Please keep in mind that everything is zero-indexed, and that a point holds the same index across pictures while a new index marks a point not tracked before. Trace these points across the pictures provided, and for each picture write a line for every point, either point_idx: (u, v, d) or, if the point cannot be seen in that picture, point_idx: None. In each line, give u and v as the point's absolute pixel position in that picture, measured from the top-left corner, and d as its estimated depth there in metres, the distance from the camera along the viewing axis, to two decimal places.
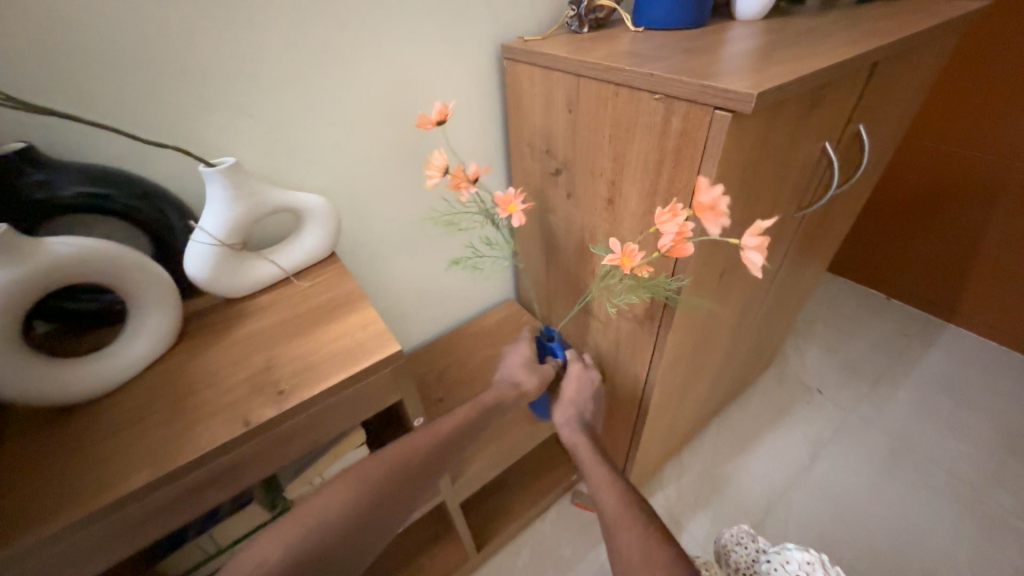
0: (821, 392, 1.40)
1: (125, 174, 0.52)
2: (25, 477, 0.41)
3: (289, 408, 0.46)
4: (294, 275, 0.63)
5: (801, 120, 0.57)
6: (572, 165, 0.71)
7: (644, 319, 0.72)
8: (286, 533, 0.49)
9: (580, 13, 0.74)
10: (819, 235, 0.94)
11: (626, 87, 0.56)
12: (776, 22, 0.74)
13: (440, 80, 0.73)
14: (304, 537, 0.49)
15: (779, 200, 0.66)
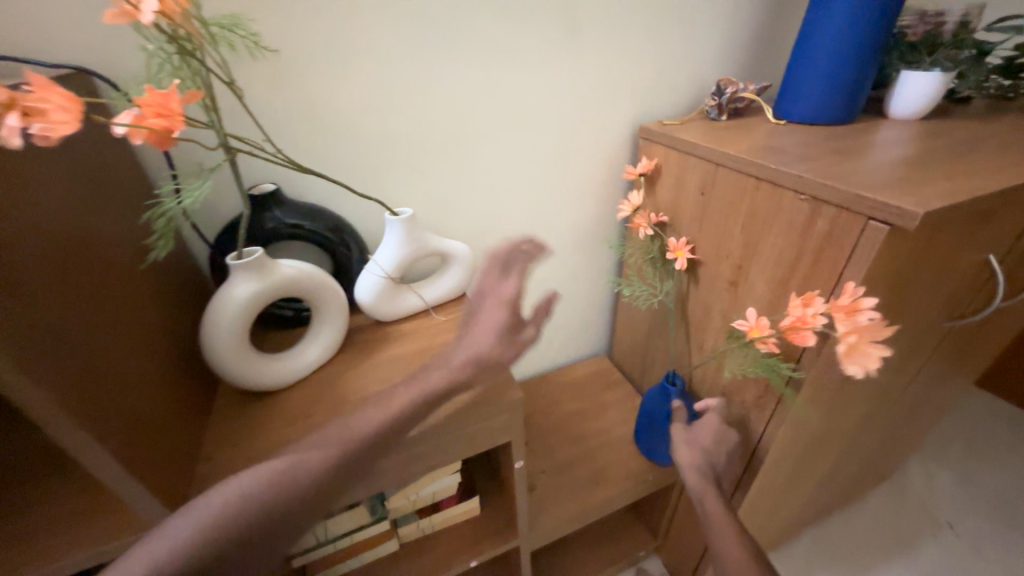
0: (952, 527, 1.19)
1: (330, 213, 0.65)
2: (223, 445, 0.51)
3: (424, 432, 0.52)
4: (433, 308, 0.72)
5: (965, 234, 0.54)
6: (696, 242, 0.73)
7: (754, 407, 0.69)
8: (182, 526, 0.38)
9: (720, 102, 0.78)
10: (969, 348, 0.84)
11: (769, 183, 0.58)
12: (937, 125, 0.71)
13: (579, 153, 0.81)
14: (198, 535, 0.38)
15: (927, 309, 0.62)
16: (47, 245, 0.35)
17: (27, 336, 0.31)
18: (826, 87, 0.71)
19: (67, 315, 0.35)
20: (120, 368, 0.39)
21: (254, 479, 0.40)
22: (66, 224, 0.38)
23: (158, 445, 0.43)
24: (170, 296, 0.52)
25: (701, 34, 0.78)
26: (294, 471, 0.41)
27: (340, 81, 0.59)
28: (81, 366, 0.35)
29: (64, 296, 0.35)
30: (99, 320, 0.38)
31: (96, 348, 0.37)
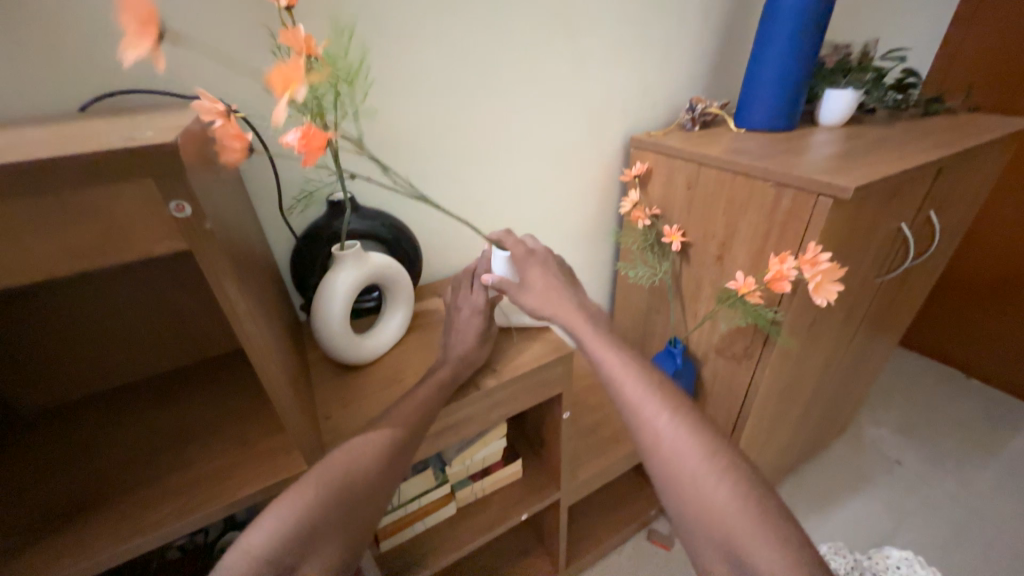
0: (900, 463, 1.41)
1: (391, 218, 0.77)
2: (335, 408, 0.61)
3: (503, 381, 0.64)
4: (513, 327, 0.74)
5: (883, 205, 0.74)
6: (686, 227, 0.90)
7: (744, 355, 0.86)
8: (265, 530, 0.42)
9: (693, 116, 0.96)
10: (895, 303, 1.06)
11: (742, 175, 0.76)
12: (854, 128, 0.93)
13: (582, 160, 0.97)
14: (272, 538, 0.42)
15: (863, 266, 0.81)
16: (233, 229, 0.46)
17: (242, 293, 0.41)
18: (771, 103, 0.92)
19: (248, 282, 0.45)
20: (270, 328, 0.49)
21: (305, 483, 0.46)
22: (232, 215, 0.48)
23: (299, 395, 0.53)
24: (276, 285, 0.61)
25: (673, 64, 0.97)
26: (331, 473, 0.47)
27: (401, 105, 0.72)
28: (261, 323, 0.45)
29: (244, 266, 0.45)
30: (256, 289, 0.48)
31: (261, 309, 0.47)
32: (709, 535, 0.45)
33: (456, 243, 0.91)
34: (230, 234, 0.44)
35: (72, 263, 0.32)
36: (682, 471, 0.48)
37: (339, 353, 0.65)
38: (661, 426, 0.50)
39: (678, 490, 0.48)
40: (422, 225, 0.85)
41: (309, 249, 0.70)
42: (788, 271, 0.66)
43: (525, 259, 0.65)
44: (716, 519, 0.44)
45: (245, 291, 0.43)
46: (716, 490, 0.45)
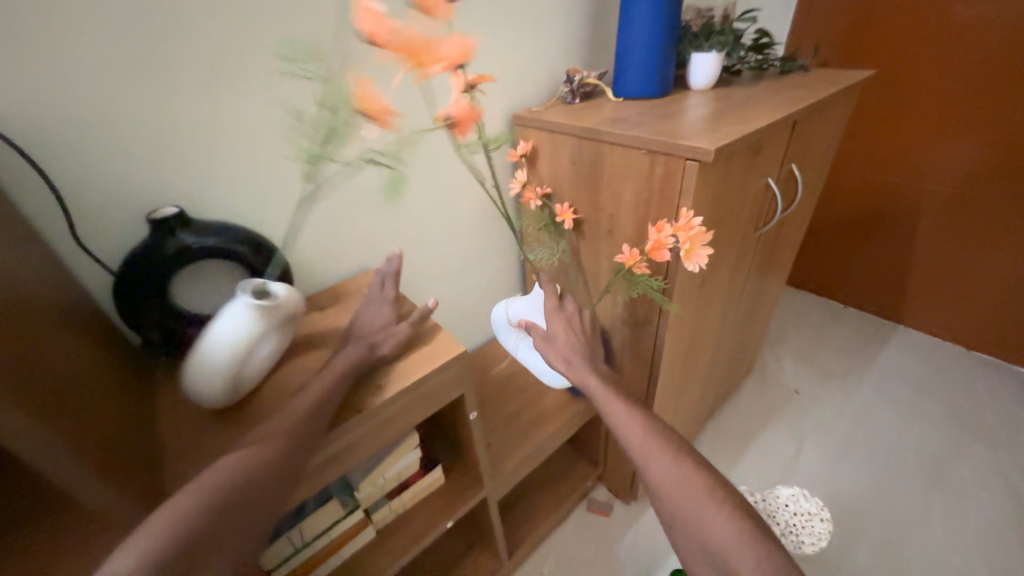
0: (798, 392, 1.57)
1: (240, 229, 0.66)
2: (184, 467, 0.51)
3: (390, 398, 0.58)
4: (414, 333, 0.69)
5: (748, 163, 0.77)
6: (577, 203, 0.88)
7: (645, 324, 0.88)
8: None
9: (572, 88, 0.94)
10: (775, 252, 1.14)
11: (618, 146, 0.75)
12: (721, 90, 0.96)
13: (464, 143, 0.91)
14: None
15: (739, 223, 0.85)
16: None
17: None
18: (644, 70, 0.92)
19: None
20: (51, 389, 0.39)
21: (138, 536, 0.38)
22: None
23: (121, 461, 0.43)
24: (81, 333, 0.50)
25: (545, 34, 0.94)
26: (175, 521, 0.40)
27: (229, 97, 0.62)
28: (21, 387, 0.35)
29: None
30: (12, 345, 0.37)
31: (26, 368, 0.37)
32: (704, 554, 0.49)
33: (334, 248, 0.82)
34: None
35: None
36: (682, 502, 0.52)
37: (204, 393, 0.55)
38: (670, 473, 0.54)
39: (683, 520, 0.51)
40: (288, 232, 0.75)
41: (134, 279, 0.59)
42: (666, 239, 0.66)
43: (552, 311, 0.73)
44: (710, 541, 0.49)
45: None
46: (715, 516, 0.50)
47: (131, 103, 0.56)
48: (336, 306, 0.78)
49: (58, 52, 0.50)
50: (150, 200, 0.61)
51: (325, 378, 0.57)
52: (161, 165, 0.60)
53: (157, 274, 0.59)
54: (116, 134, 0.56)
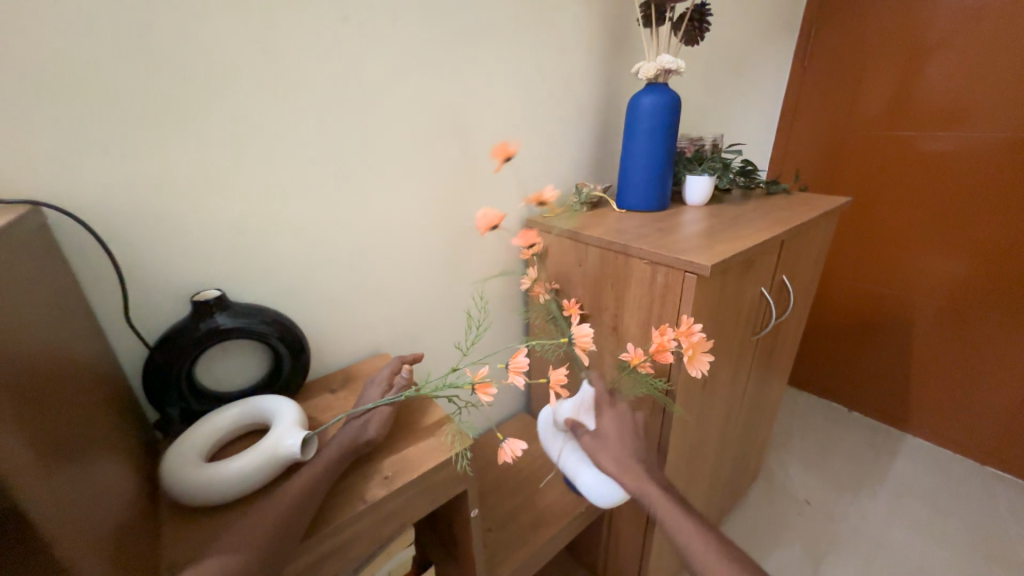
0: (809, 502, 1.50)
1: (270, 311, 0.71)
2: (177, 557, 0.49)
3: (396, 489, 0.58)
4: (418, 422, 0.70)
5: (741, 275, 0.84)
6: (583, 300, 0.94)
7: (648, 422, 0.88)
8: None
9: (580, 198, 1.06)
10: (774, 355, 1.18)
11: (623, 254, 0.83)
12: (714, 207, 1.07)
13: (480, 241, 1.00)
14: None
15: (737, 327, 0.90)
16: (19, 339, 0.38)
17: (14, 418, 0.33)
18: (644, 188, 1.04)
19: (34, 405, 0.37)
20: (75, 463, 0.40)
21: None
22: (24, 321, 0.40)
23: (121, 544, 0.43)
24: (107, 406, 0.52)
25: (558, 153, 1.08)
26: None
27: (281, 198, 0.71)
28: (54, 457, 0.37)
29: (29, 385, 0.37)
30: (53, 414, 0.40)
31: (59, 439, 0.39)
32: None
33: (353, 331, 0.86)
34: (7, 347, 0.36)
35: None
36: None
37: (210, 491, 0.53)
38: None
39: None
40: (313, 315, 0.80)
41: (169, 355, 0.62)
42: (670, 342, 0.70)
43: (605, 412, 0.77)
44: None
45: (26, 418, 0.35)
46: None
47: (199, 200, 0.64)
48: (347, 388, 0.80)
49: (150, 158, 0.59)
50: (195, 283, 0.67)
51: (337, 461, 0.57)
52: (212, 252, 0.67)
53: (186, 354, 0.63)
54: (181, 225, 0.63)
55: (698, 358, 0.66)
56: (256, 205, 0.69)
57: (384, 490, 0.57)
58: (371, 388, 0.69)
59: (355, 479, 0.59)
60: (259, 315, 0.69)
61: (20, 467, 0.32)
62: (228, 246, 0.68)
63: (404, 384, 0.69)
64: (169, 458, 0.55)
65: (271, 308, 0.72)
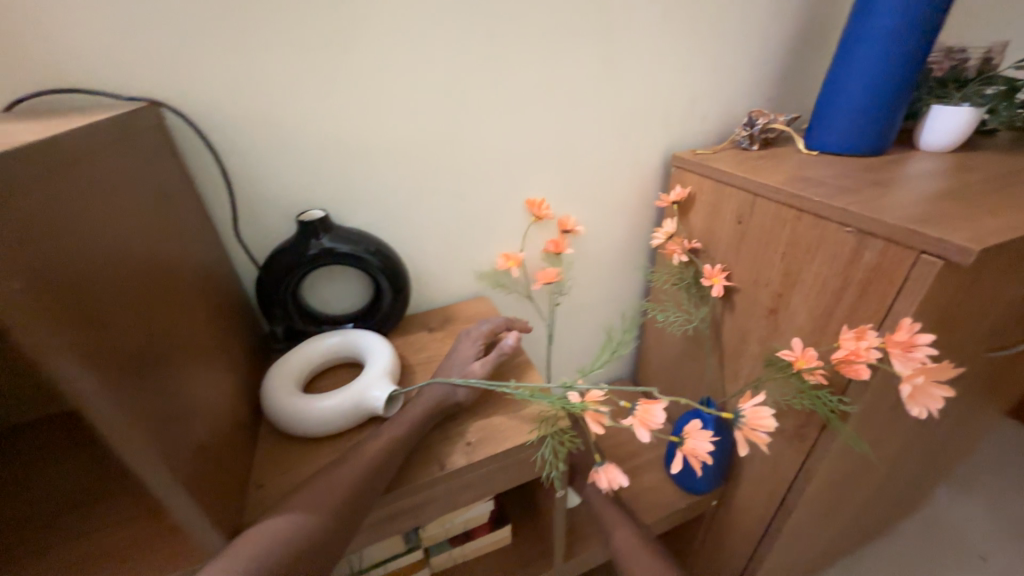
0: (989, 561, 1.14)
1: (373, 239, 0.66)
2: (266, 480, 0.50)
3: (477, 460, 0.51)
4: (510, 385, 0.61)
5: (1011, 267, 0.54)
6: (733, 268, 0.73)
7: (794, 436, 0.69)
8: None
9: (752, 133, 0.80)
10: (1005, 378, 0.83)
11: (811, 214, 0.59)
12: (968, 155, 0.72)
13: (609, 180, 0.83)
14: None
15: (973, 339, 0.62)
16: (110, 256, 0.35)
17: (102, 362, 0.31)
18: (855, 121, 0.73)
19: (138, 349, 0.35)
20: (179, 398, 0.40)
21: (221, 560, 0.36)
22: (127, 251, 0.38)
23: (210, 463, 0.42)
24: (217, 319, 0.53)
25: (729, 69, 0.81)
26: (263, 546, 0.37)
27: (389, 110, 0.62)
28: (141, 384, 0.35)
29: (122, 307, 0.35)
30: (150, 331, 0.38)
31: (148, 356, 0.37)
32: None
33: (456, 269, 0.79)
34: (99, 271, 0.33)
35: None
36: None
37: (303, 421, 0.53)
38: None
39: None
40: (417, 248, 0.74)
41: (279, 271, 0.61)
42: (870, 354, 0.49)
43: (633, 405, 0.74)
44: None
45: (125, 367, 0.33)
46: None
47: (306, 110, 0.58)
48: (444, 330, 0.74)
49: (258, 58, 0.53)
50: (304, 201, 0.64)
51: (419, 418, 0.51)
52: (319, 169, 0.62)
53: (290, 276, 0.62)
54: (290, 137, 0.59)
55: (917, 399, 0.45)
56: (363, 118, 0.61)
57: (468, 462, 0.51)
58: (464, 338, 0.62)
59: (437, 440, 0.54)
60: (360, 244, 0.64)
61: (82, 395, 0.29)
62: (334, 164, 0.63)
63: (504, 353, 0.59)
64: (271, 379, 0.56)
65: (373, 237, 0.67)
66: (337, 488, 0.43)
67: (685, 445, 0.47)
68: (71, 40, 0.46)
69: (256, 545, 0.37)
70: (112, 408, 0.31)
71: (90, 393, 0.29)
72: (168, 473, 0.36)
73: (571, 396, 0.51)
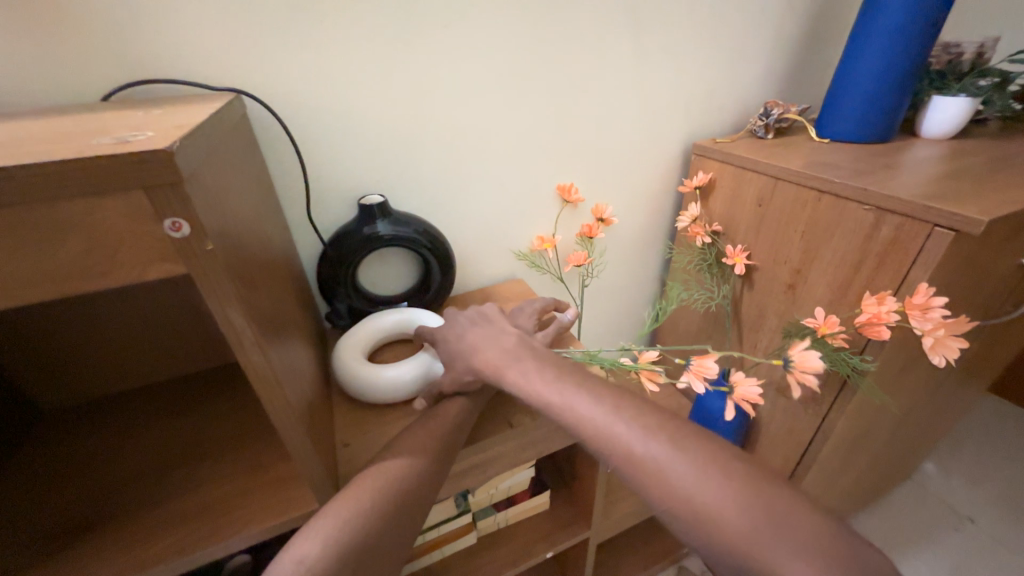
0: (974, 521, 1.23)
1: (424, 222, 0.70)
2: (349, 441, 0.54)
3: (539, 419, 0.57)
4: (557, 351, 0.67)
5: (1008, 239, 0.61)
6: (753, 248, 0.79)
7: (811, 399, 0.75)
8: (323, 530, 0.38)
9: (768, 122, 0.85)
10: (996, 345, 0.91)
11: (830, 194, 0.65)
12: (964, 142, 0.79)
13: (634, 168, 0.88)
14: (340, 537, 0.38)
15: (972, 308, 0.68)
16: (241, 225, 0.39)
17: (253, 317, 0.35)
18: (864, 111, 0.79)
19: (268, 312, 0.40)
20: (290, 356, 0.44)
21: (351, 491, 0.42)
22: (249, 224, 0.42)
23: (313, 419, 0.47)
24: (296, 295, 0.57)
25: (746, 63, 0.87)
26: (381, 480, 0.43)
27: (441, 100, 0.66)
28: (274, 341, 0.39)
29: (255, 272, 0.39)
30: (269, 295, 0.42)
31: (273, 318, 0.41)
32: None
33: (493, 252, 0.84)
34: (240, 239, 0.37)
35: (36, 290, 0.27)
36: None
37: (367, 389, 0.58)
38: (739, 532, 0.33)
39: None
40: (459, 233, 0.79)
41: (341, 253, 0.65)
42: (889, 316, 0.55)
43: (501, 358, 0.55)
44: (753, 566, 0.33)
45: (263, 324, 0.38)
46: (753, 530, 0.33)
47: (365, 99, 0.62)
48: None
49: (327, 52, 0.57)
50: (361, 187, 0.68)
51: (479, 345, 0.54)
52: (376, 156, 0.66)
53: (350, 258, 0.65)
54: (351, 127, 0.63)
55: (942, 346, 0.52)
56: (417, 108, 0.65)
57: (532, 420, 0.56)
58: (517, 313, 0.68)
59: (501, 405, 0.59)
60: (414, 227, 0.67)
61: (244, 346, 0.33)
62: (389, 150, 0.67)
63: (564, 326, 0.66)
64: (340, 350, 0.61)
65: (422, 220, 0.70)
66: (433, 435, 0.49)
67: (737, 394, 0.59)
68: (164, 33, 0.50)
69: (378, 480, 0.43)
70: (260, 357, 0.35)
71: (247, 342, 0.34)
72: (291, 420, 0.40)
73: (625, 360, 0.57)
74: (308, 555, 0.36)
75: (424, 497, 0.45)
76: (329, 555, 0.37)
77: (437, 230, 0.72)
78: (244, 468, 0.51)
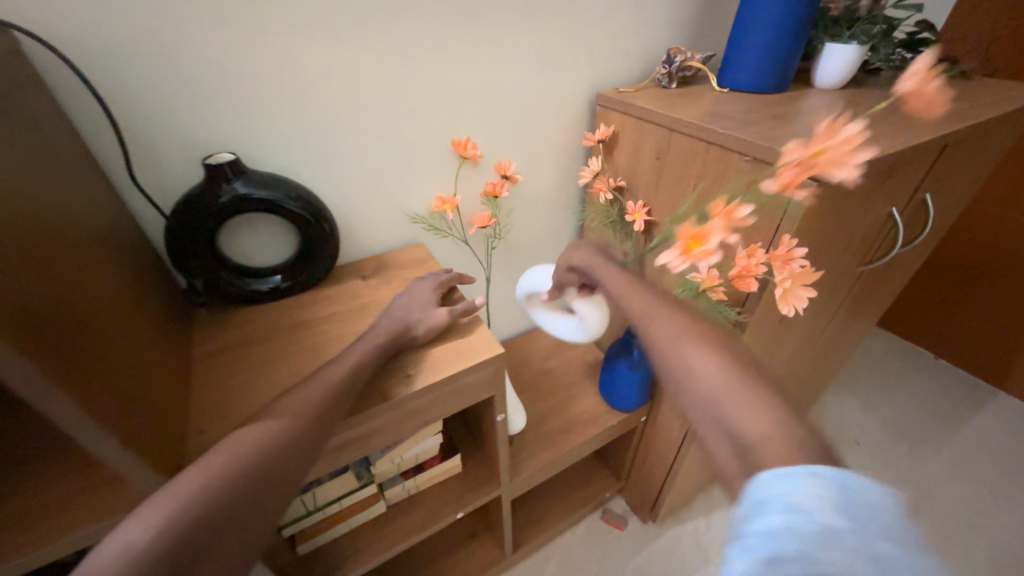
0: (860, 444, 1.38)
1: (293, 182, 0.63)
2: (205, 427, 0.50)
3: (417, 390, 0.55)
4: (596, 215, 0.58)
5: (874, 188, 0.63)
6: (652, 203, 0.79)
7: None
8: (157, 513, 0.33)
9: (670, 71, 0.82)
10: (876, 286, 0.97)
11: (716, 146, 0.64)
12: (852, 92, 0.80)
13: (538, 121, 0.83)
14: (182, 516, 0.33)
15: (845, 255, 0.72)
16: None
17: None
18: (761, 59, 0.77)
19: (39, 297, 0.33)
20: (99, 343, 0.38)
21: (201, 467, 0.37)
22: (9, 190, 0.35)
23: (143, 413, 0.42)
24: (128, 273, 0.50)
25: (650, 5, 0.82)
26: (234, 454, 0.38)
27: (295, 42, 0.58)
28: (55, 330, 0.34)
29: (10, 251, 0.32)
30: (49, 277, 0.35)
31: (56, 303, 0.35)
32: None
33: (388, 215, 0.78)
34: None
35: None
36: None
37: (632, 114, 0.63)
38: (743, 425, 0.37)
39: None
40: (344, 195, 0.72)
41: (192, 221, 0.57)
42: (757, 267, 0.56)
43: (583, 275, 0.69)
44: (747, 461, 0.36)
45: (26, 313, 0.32)
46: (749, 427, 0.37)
47: (196, 39, 0.53)
48: (379, 276, 0.74)
49: None
50: (211, 146, 0.60)
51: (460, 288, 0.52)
52: (223, 108, 0.58)
53: (205, 226, 0.58)
54: (183, 73, 0.54)
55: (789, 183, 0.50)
56: (266, 50, 0.57)
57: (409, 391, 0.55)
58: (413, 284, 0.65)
59: (384, 374, 0.57)
60: (280, 189, 0.60)
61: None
62: (239, 102, 0.58)
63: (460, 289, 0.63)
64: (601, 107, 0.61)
65: (293, 181, 0.63)
66: (297, 408, 0.44)
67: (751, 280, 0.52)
68: None
69: (234, 453, 0.38)
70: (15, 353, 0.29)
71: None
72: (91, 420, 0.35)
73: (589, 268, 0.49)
74: (137, 540, 0.31)
75: (292, 469, 0.40)
76: (166, 537, 0.32)
77: (311, 192, 0.65)
78: (77, 469, 0.46)
